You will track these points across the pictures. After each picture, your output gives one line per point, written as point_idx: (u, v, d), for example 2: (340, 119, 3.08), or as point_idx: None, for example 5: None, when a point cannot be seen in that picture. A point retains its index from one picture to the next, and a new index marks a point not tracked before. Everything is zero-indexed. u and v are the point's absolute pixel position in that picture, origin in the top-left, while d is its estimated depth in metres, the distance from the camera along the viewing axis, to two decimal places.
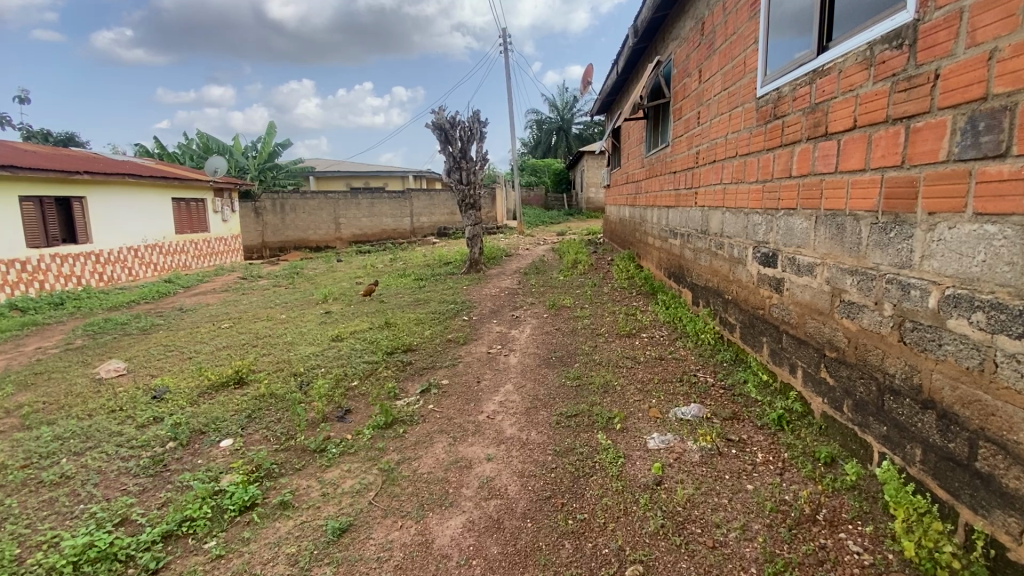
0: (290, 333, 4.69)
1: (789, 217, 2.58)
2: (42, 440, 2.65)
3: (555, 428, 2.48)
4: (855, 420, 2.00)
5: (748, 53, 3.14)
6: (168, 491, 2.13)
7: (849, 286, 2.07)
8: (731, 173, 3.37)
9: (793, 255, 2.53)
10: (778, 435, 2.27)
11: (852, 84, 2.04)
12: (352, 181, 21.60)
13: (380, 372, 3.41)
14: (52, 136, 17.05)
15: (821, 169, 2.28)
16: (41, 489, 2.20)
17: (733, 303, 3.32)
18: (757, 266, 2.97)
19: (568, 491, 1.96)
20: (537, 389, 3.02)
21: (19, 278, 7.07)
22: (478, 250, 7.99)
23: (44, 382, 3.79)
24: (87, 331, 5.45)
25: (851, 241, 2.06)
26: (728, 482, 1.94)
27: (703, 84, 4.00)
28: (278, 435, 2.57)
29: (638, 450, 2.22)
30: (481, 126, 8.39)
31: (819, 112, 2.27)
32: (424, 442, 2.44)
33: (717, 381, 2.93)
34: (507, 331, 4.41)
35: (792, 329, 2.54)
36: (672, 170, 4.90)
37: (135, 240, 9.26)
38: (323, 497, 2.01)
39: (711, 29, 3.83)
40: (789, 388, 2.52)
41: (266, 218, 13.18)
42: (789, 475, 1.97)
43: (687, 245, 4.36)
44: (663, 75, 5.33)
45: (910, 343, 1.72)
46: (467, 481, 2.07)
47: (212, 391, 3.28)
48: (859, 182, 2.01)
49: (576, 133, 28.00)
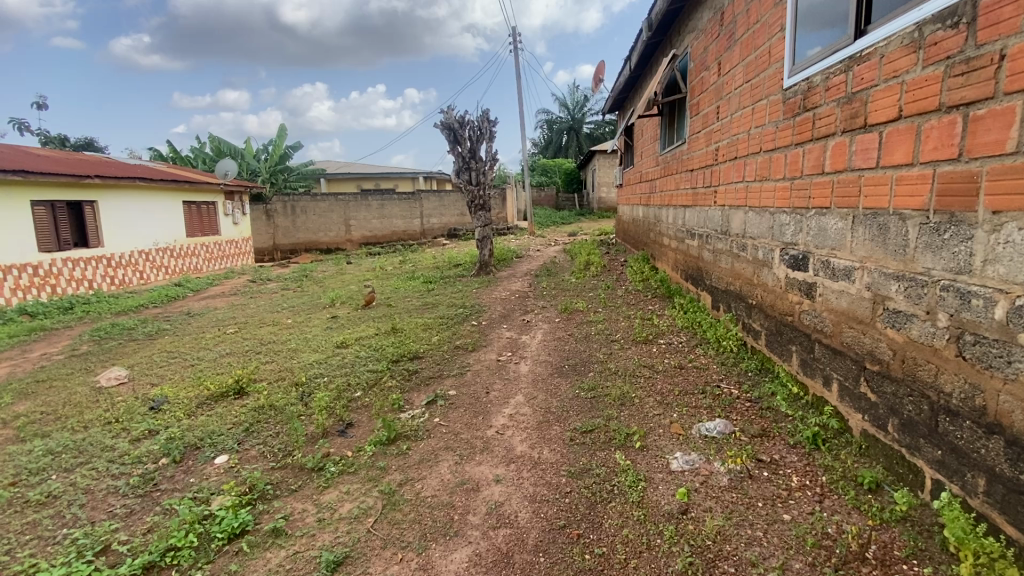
0: (294, 340, 4.55)
1: (821, 216, 2.38)
2: (33, 455, 2.54)
3: (568, 445, 2.31)
4: (902, 441, 1.81)
5: (773, 42, 2.94)
6: (155, 515, 1.99)
7: (894, 293, 1.86)
8: (756, 170, 3.16)
9: (827, 258, 2.33)
10: (813, 455, 2.08)
11: (897, 70, 1.83)
12: (362, 181, 21.54)
13: (384, 382, 3.27)
14: (70, 141, 17.38)
15: (859, 164, 2.08)
16: (26, 509, 2.08)
17: (757, 307, 3.12)
18: (785, 269, 2.77)
19: (584, 519, 1.78)
20: (549, 401, 2.85)
21: (31, 282, 7.05)
22: (488, 251, 7.83)
23: (45, 390, 3.70)
24: (93, 337, 5.39)
25: (896, 242, 1.86)
26: (761, 511, 1.75)
27: (723, 77, 3.79)
28: (276, 452, 2.44)
29: (660, 472, 2.04)
30: (491, 125, 8.23)
31: (856, 102, 2.07)
32: (428, 461, 2.27)
33: (743, 394, 2.73)
34: (517, 337, 4.25)
35: (826, 339, 2.33)
36: (689, 168, 4.69)
37: (145, 244, 9.23)
38: (318, 524, 1.87)
39: (731, 19, 3.62)
40: (823, 403, 2.32)
41: (277, 220, 13.14)
42: (830, 503, 1.78)
43: (706, 246, 4.15)
44: (680, 70, 5.11)
45: (971, 359, 1.52)
46: (474, 507, 1.91)
47: (211, 402, 3.16)
48: (904, 178, 1.82)
49: (587, 132, 27.78)
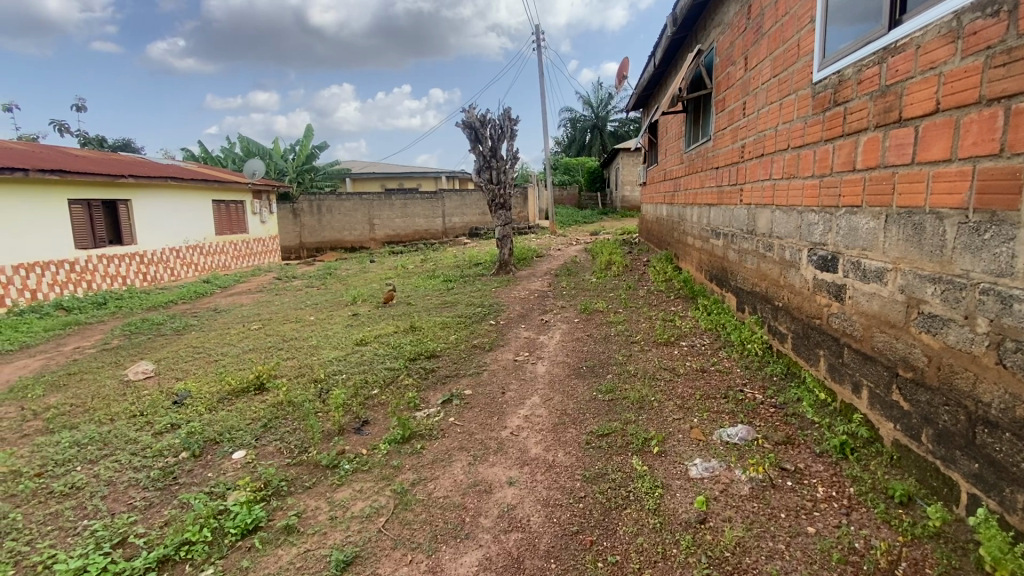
0: (316, 337, 4.61)
1: (852, 215, 2.28)
2: (60, 446, 2.61)
3: (584, 449, 2.26)
4: (936, 452, 1.71)
5: (802, 35, 2.82)
6: (172, 508, 2.02)
7: (929, 296, 1.76)
8: (783, 167, 3.05)
9: (858, 259, 2.23)
10: (840, 465, 1.99)
11: (933, 61, 1.73)
12: (386, 181, 21.77)
13: (402, 380, 3.27)
14: (108, 142, 18.09)
15: (892, 160, 1.98)
16: (50, 500, 2.14)
17: (784, 310, 3.02)
18: (813, 270, 2.67)
19: (598, 525, 1.74)
20: (566, 403, 2.81)
21: (68, 278, 7.31)
22: (508, 250, 7.81)
23: (76, 382, 3.83)
24: (124, 331, 5.55)
25: (931, 243, 1.76)
26: (784, 522, 1.68)
27: (750, 72, 3.67)
28: (292, 448, 2.45)
29: (678, 479, 1.98)
30: (512, 123, 8.19)
31: (890, 96, 1.97)
32: (442, 461, 2.26)
33: (767, 399, 2.64)
34: (535, 337, 4.22)
35: (856, 343, 2.23)
36: (714, 166, 4.58)
37: (176, 241, 9.49)
38: (330, 522, 1.86)
39: (758, 12, 3.51)
40: (852, 410, 2.22)
41: (303, 219, 13.38)
42: (857, 516, 1.70)
43: (731, 246, 4.04)
44: (705, 65, 4.99)
45: (1011, 367, 1.43)
46: (486, 509, 1.88)
47: (232, 397, 3.21)
48: (942, 175, 1.72)
49: (611, 131, 27.50)
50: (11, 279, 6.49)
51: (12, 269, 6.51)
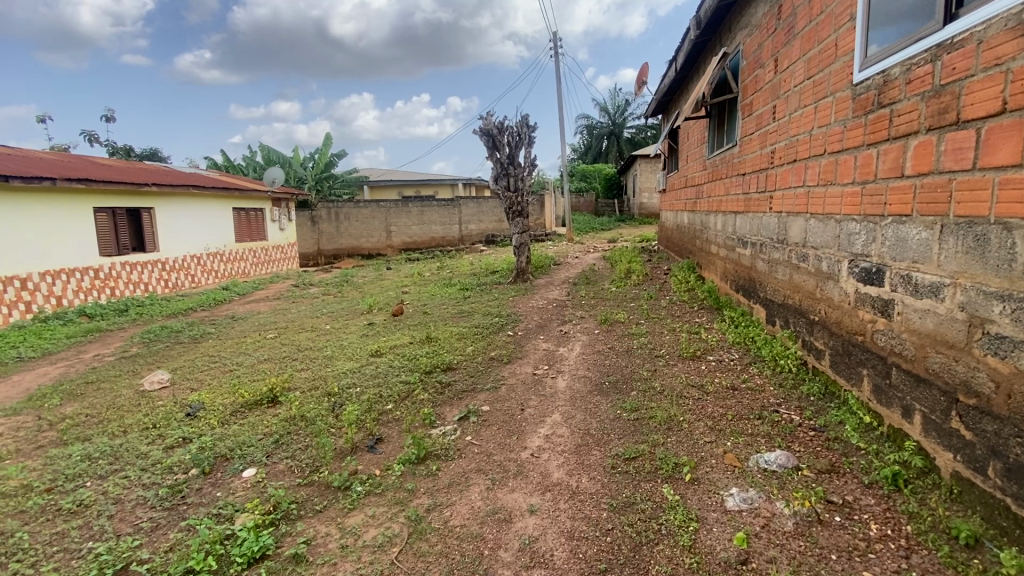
0: (330, 347, 4.53)
1: (900, 224, 2.11)
2: (71, 460, 2.56)
3: (609, 474, 2.12)
4: (1007, 489, 1.53)
5: (840, 33, 2.67)
6: (178, 532, 1.94)
7: (997, 315, 1.60)
8: (818, 173, 2.89)
9: (908, 272, 2.05)
10: (892, 498, 1.82)
11: (999, 57, 1.58)
12: (403, 189, 21.87)
13: (416, 395, 3.16)
14: (134, 152, 18.46)
15: (948, 166, 1.82)
16: (58, 518, 2.07)
17: (821, 324, 2.84)
18: (855, 283, 2.49)
19: (628, 563, 1.60)
20: (589, 422, 2.67)
21: (93, 284, 7.39)
22: (526, 257, 7.69)
23: (92, 391, 3.81)
24: (142, 339, 5.56)
25: (999, 256, 1.59)
26: (836, 566, 1.53)
27: (781, 74, 3.52)
28: (302, 467, 2.36)
29: (714, 511, 1.83)
30: (530, 130, 8.11)
31: (946, 96, 1.81)
32: (458, 485, 2.14)
33: (805, 421, 2.46)
34: (554, 349, 4.08)
35: (906, 364, 2.05)
36: (740, 172, 4.42)
37: (197, 248, 9.58)
38: (341, 551, 1.76)
39: (791, 11, 3.36)
40: (902, 436, 2.04)
41: (321, 226, 13.46)
42: (918, 560, 1.53)
43: (760, 255, 3.86)
44: (731, 68, 4.84)
45: None
46: (506, 541, 1.75)
47: (245, 410, 3.14)
48: (1011, 181, 1.55)
49: (628, 137, 27.32)
50: (38, 286, 6.59)
51: (39, 276, 6.61)
